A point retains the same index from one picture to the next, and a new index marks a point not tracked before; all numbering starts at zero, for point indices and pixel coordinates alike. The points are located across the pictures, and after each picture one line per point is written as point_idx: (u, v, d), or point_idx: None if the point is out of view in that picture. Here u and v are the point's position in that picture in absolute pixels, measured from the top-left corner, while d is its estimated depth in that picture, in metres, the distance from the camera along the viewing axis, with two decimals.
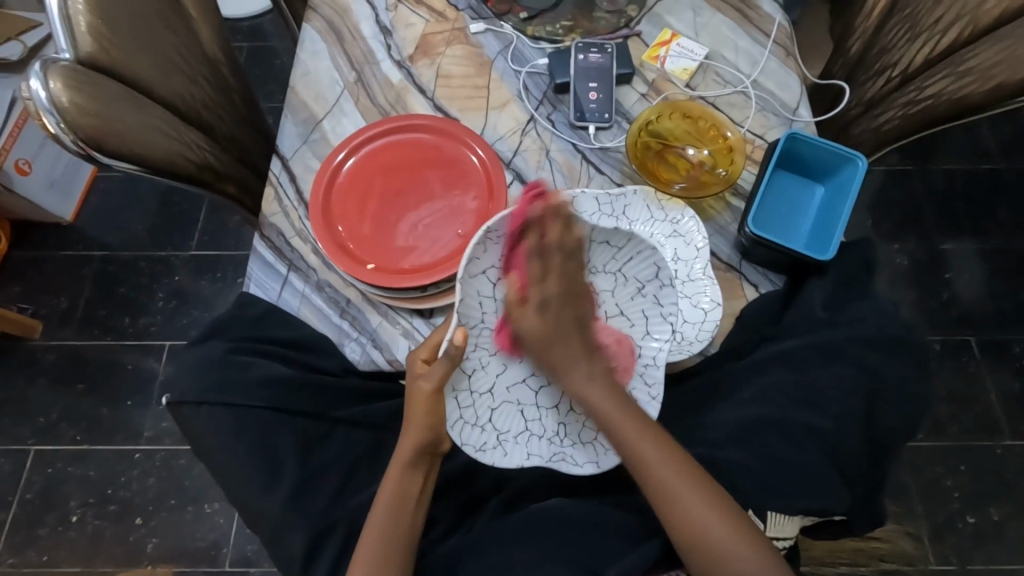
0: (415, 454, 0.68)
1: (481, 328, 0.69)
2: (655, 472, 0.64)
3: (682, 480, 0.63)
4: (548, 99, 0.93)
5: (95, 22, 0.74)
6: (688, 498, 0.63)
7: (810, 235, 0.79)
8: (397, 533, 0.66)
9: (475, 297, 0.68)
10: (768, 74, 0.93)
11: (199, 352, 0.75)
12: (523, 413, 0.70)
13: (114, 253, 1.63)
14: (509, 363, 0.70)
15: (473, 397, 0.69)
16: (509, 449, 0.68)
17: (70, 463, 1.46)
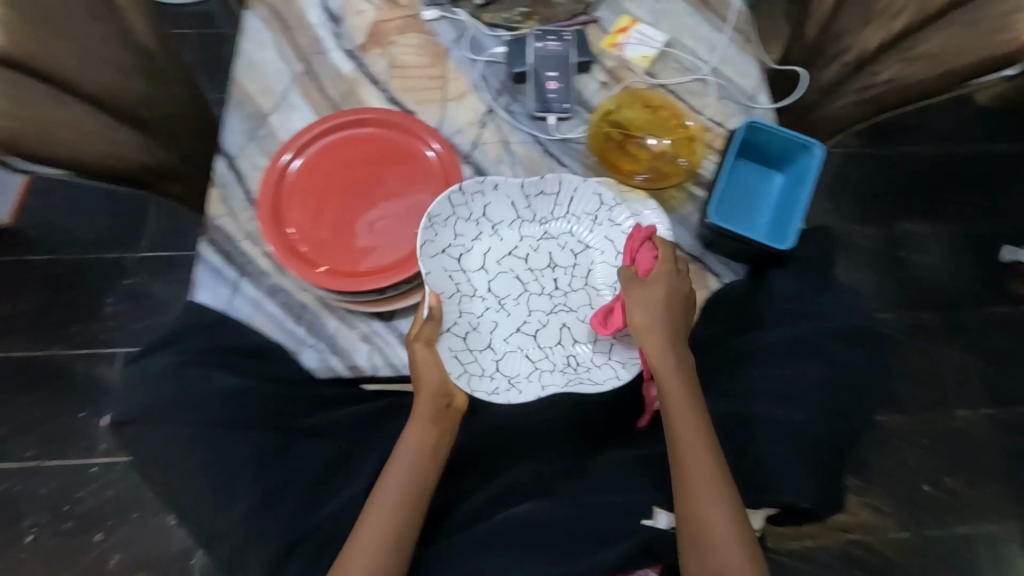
0: (429, 452, 0.70)
1: (459, 294, 0.75)
2: (698, 469, 0.65)
3: (719, 484, 0.65)
4: (506, 88, 0.90)
5: (10, 15, 0.67)
6: (705, 466, 0.66)
7: (770, 224, 0.79)
8: (400, 528, 0.65)
9: (443, 271, 0.75)
10: (727, 60, 0.92)
11: (145, 366, 0.70)
12: (528, 355, 0.75)
13: (59, 256, 1.53)
14: (498, 318, 0.76)
15: (473, 354, 0.74)
16: (523, 387, 0.73)
17: (21, 480, 1.38)
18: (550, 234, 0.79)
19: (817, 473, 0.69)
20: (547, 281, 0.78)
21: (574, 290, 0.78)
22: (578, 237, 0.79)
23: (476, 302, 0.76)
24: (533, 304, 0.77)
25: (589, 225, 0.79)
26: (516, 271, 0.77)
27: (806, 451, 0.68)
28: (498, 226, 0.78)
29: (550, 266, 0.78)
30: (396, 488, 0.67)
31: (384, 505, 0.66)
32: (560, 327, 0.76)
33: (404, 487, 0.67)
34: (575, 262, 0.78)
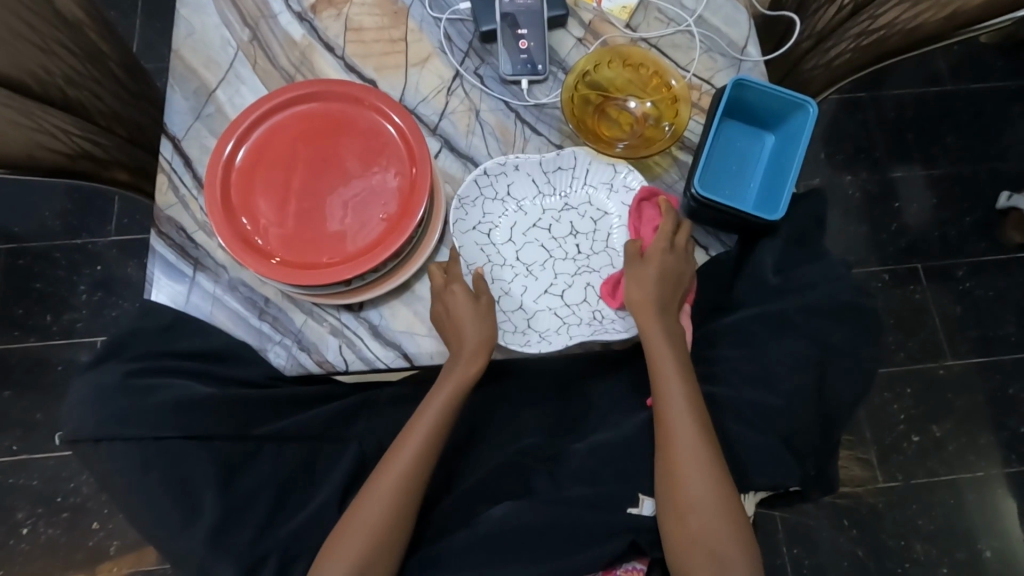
0: (431, 440, 0.66)
1: (489, 267, 0.72)
2: (677, 447, 0.63)
3: (702, 465, 0.62)
4: (474, 50, 0.82)
5: None
6: (696, 443, 0.63)
7: (758, 192, 0.74)
8: (394, 520, 0.63)
9: (476, 244, 0.72)
10: (714, 8, 0.84)
11: (95, 376, 0.67)
12: (558, 312, 0.71)
13: (23, 245, 1.44)
14: (527, 285, 0.72)
15: (505, 313, 0.71)
16: (553, 338, 0.69)
17: (10, 475, 1.35)
18: (571, 205, 0.75)
19: (803, 451, 0.67)
20: (571, 248, 0.74)
21: (597, 252, 0.74)
22: (597, 207, 0.75)
23: (506, 270, 0.73)
24: (559, 269, 0.73)
25: (606, 193, 0.75)
26: (541, 241, 0.74)
27: (791, 432, 0.66)
28: (523, 200, 0.74)
29: (573, 234, 0.74)
30: (392, 479, 0.64)
31: (378, 497, 0.64)
32: (586, 287, 0.72)
33: (404, 477, 0.64)
34: (596, 228, 0.74)
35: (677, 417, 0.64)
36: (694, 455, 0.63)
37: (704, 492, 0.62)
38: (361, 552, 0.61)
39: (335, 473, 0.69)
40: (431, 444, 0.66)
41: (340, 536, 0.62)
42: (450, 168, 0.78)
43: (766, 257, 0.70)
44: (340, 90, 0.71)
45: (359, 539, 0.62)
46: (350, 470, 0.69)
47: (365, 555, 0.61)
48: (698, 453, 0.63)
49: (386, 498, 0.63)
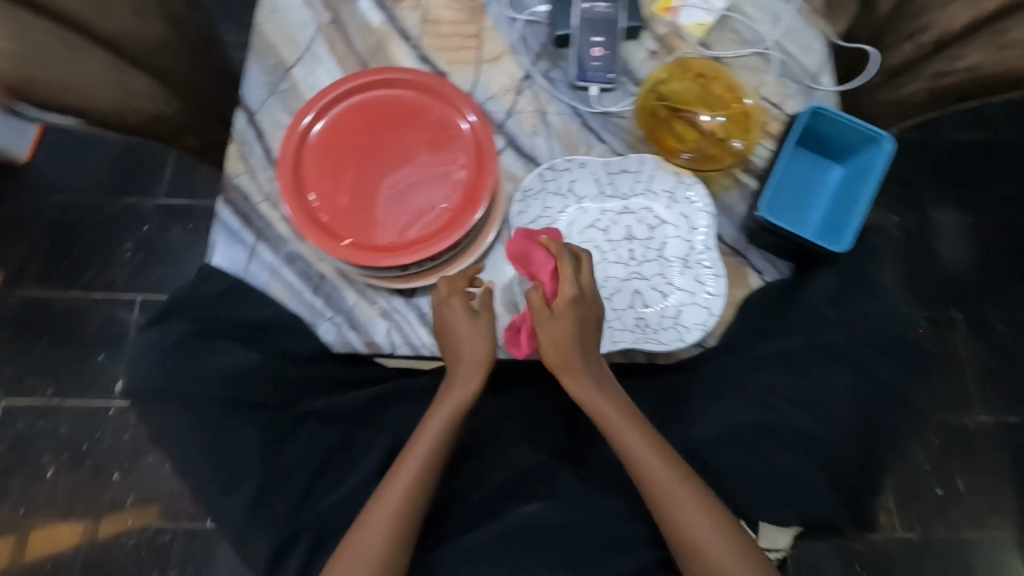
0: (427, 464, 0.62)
1: None
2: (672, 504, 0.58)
3: (703, 519, 0.58)
4: (546, 52, 0.83)
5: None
6: (690, 498, 0.59)
7: (823, 222, 0.73)
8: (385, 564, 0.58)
9: None
10: (790, 34, 0.84)
11: (153, 335, 0.67)
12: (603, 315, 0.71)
13: (77, 198, 1.48)
14: None
15: None
16: None
17: (40, 418, 1.38)
18: (630, 210, 0.75)
19: (850, 490, 0.64)
20: (625, 252, 0.73)
21: (649, 260, 0.73)
22: (656, 215, 0.74)
23: None
24: (609, 272, 0.73)
25: (666, 203, 0.74)
26: (596, 242, 0.74)
27: (839, 467, 0.63)
28: (583, 200, 0.75)
29: (628, 238, 0.74)
30: (388, 509, 0.60)
31: (363, 535, 0.59)
32: (633, 294, 0.71)
33: (393, 520, 0.59)
34: (651, 236, 0.74)
35: (662, 496, 0.59)
36: (700, 532, 0.57)
37: (727, 561, 0.56)
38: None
39: (368, 456, 0.69)
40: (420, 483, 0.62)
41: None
42: (513, 167, 0.79)
43: (823, 287, 0.69)
44: (418, 78, 0.73)
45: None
46: (385, 453, 0.69)
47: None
48: (701, 527, 0.57)
49: (376, 532, 0.59)
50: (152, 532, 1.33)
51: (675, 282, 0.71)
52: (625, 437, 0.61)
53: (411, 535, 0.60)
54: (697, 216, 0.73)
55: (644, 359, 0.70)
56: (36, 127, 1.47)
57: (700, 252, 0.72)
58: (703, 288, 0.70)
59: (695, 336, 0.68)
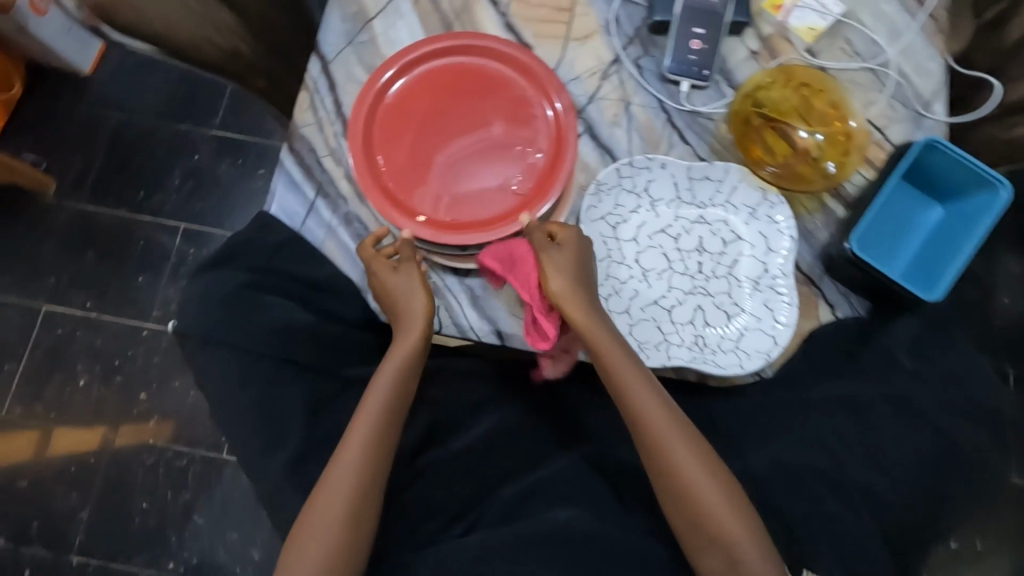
0: (381, 416, 0.61)
1: (607, 261, 0.70)
2: (662, 442, 0.59)
3: (691, 459, 0.58)
4: (639, 38, 0.77)
5: None
6: (676, 438, 0.59)
7: (912, 265, 0.69)
8: (365, 490, 0.58)
9: (600, 237, 0.70)
10: (906, 53, 0.77)
11: (207, 280, 0.66)
12: (661, 327, 0.67)
13: (134, 117, 1.46)
14: (638, 289, 0.69)
15: (610, 313, 0.68)
16: (651, 353, 0.66)
17: (79, 328, 1.37)
18: (705, 220, 0.71)
19: (908, 554, 0.60)
20: (693, 264, 0.70)
21: (718, 276, 0.69)
22: (731, 230, 0.70)
23: (622, 269, 0.70)
24: (674, 282, 0.69)
25: (744, 218, 0.70)
26: (664, 248, 0.70)
27: (900, 529, 0.59)
28: (657, 202, 0.71)
29: (699, 250, 0.70)
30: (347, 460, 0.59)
31: (339, 470, 0.59)
32: (695, 309, 0.68)
33: (352, 474, 0.59)
34: (723, 251, 0.70)
35: (653, 436, 0.59)
36: (690, 474, 0.58)
37: (716, 504, 0.56)
38: (337, 527, 0.57)
39: (407, 432, 0.69)
40: (378, 436, 0.61)
41: (302, 526, 0.57)
42: (588, 156, 0.74)
43: (900, 333, 0.66)
44: (505, 48, 0.69)
45: (328, 519, 0.57)
46: (423, 429, 0.69)
47: (344, 523, 0.57)
48: (692, 468, 0.58)
49: (349, 466, 0.59)
50: (172, 454, 1.32)
51: (742, 304, 0.68)
52: (621, 373, 0.61)
53: (373, 485, 0.59)
54: (774, 238, 0.69)
55: (695, 379, 0.67)
56: (99, 43, 1.45)
57: (774, 277, 0.68)
58: (772, 315, 0.66)
59: (755, 365, 0.64)
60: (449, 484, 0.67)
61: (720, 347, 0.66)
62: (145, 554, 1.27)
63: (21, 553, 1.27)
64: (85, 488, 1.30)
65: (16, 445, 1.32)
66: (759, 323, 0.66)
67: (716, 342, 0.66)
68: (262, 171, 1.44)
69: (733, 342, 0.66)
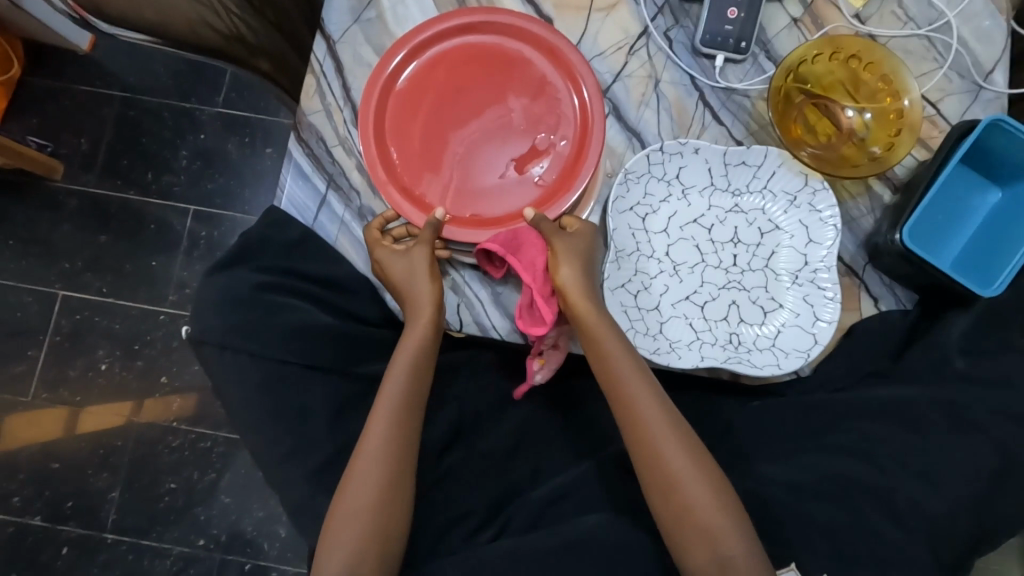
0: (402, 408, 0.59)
1: (636, 254, 0.65)
2: (658, 451, 0.56)
3: (689, 468, 0.55)
4: (670, 7, 0.71)
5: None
6: (674, 446, 0.56)
7: (965, 255, 0.64)
8: (395, 472, 0.57)
9: (628, 229, 0.65)
10: (966, 16, 0.70)
11: (222, 283, 0.63)
12: (693, 324, 0.64)
13: (136, 95, 1.42)
14: (669, 285, 0.65)
15: (640, 311, 0.64)
16: (683, 353, 0.62)
17: (96, 313, 1.37)
18: (740, 209, 0.66)
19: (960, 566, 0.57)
20: (727, 256, 0.66)
21: (753, 269, 0.65)
22: (767, 219, 0.66)
23: (651, 263, 0.65)
24: (706, 276, 0.65)
25: (783, 207, 0.66)
26: (697, 240, 0.66)
27: (953, 542, 0.57)
28: (689, 191, 0.66)
29: (733, 241, 0.66)
30: (371, 455, 0.57)
31: (367, 450, 0.58)
32: (730, 305, 0.64)
33: (380, 470, 0.57)
34: (760, 242, 0.66)
35: (640, 427, 0.57)
36: (673, 469, 0.55)
37: (700, 500, 0.54)
38: (370, 510, 0.56)
39: (431, 433, 0.67)
40: (399, 430, 0.59)
41: (336, 514, 0.56)
42: (613, 141, 0.69)
43: (956, 333, 0.61)
44: (529, 27, 0.64)
45: (359, 516, 0.55)
46: (447, 429, 0.67)
47: (373, 519, 0.55)
48: (675, 464, 0.55)
49: (376, 451, 0.58)
50: (195, 435, 1.33)
51: (780, 299, 0.64)
52: (613, 360, 0.58)
53: (401, 481, 0.58)
54: (815, 228, 0.64)
55: (728, 377, 0.64)
56: (88, 38, 1.38)
57: (817, 270, 0.64)
58: (813, 311, 0.63)
59: (796, 365, 0.61)
60: (476, 487, 0.66)
61: (755, 346, 0.63)
62: (175, 532, 1.30)
63: (57, 531, 1.31)
64: (115, 468, 1.32)
65: (45, 427, 1.34)
66: (796, 319, 0.63)
67: (751, 341, 0.63)
68: (269, 151, 1.40)
69: (771, 341, 0.63)
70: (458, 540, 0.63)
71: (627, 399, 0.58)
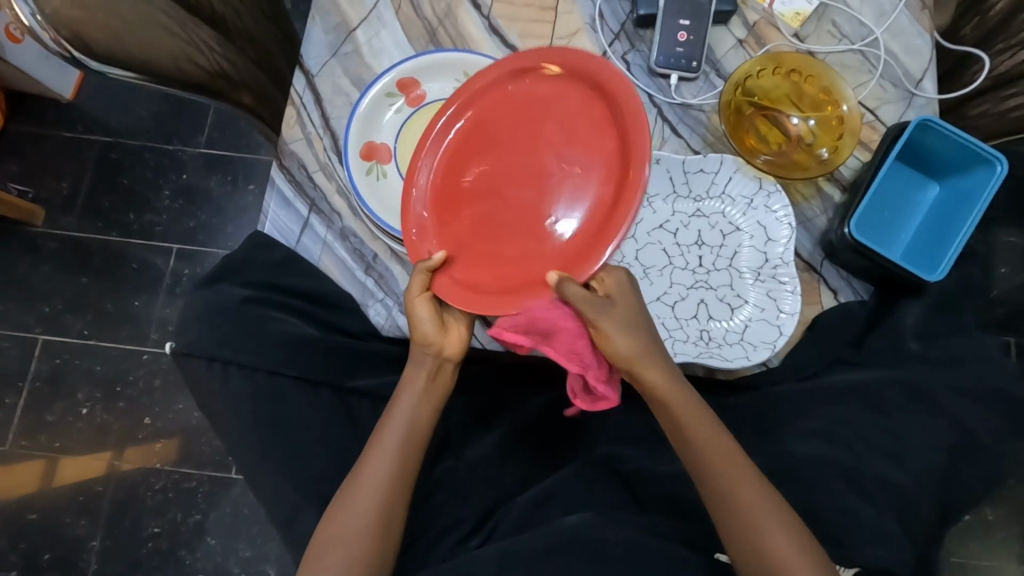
0: (410, 421, 0.60)
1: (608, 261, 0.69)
2: (746, 521, 0.53)
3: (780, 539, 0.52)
4: (625, 33, 0.77)
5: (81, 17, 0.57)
6: (769, 519, 0.53)
7: (908, 249, 0.70)
8: (393, 483, 0.58)
9: None
10: (895, 31, 0.77)
11: (209, 295, 0.66)
12: (665, 324, 0.67)
13: (119, 139, 1.45)
14: (640, 287, 0.68)
15: None
16: None
17: (77, 356, 1.36)
18: (703, 213, 0.70)
19: (927, 540, 0.60)
20: (693, 258, 0.70)
21: (719, 269, 0.69)
22: (728, 220, 0.70)
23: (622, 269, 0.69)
24: (675, 278, 0.69)
25: (742, 209, 0.70)
26: (664, 245, 0.70)
27: (916, 515, 0.59)
28: (653, 199, 0.71)
29: (698, 244, 0.70)
30: (376, 460, 0.58)
31: (374, 458, 0.58)
32: (698, 304, 0.68)
33: (381, 475, 0.57)
34: (723, 243, 0.70)
35: (736, 502, 0.54)
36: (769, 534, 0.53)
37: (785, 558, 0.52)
38: (362, 517, 0.56)
39: None
40: (409, 442, 0.59)
41: (331, 519, 0.56)
42: None
43: (910, 318, 0.65)
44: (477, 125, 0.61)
45: (355, 518, 0.56)
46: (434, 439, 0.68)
47: (370, 522, 0.56)
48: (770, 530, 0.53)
49: (379, 457, 0.58)
50: (180, 475, 1.31)
51: (744, 295, 0.68)
52: (702, 438, 0.56)
53: (404, 488, 0.58)
54: (773, 227, 0.68)
55: (703, 372, 0.67)
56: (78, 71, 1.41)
57: (776, 266, 0.68)
58: (776, 304, 0.66)
59: (761, 356, 0.64)
60: (464, 496, 0.66)
61: (723, 339, 0.66)
62: None
63: None
64: (95, 514, 1.29)
65: (24, 476, 1.31)
66: (761, 312, 0.67)
67: (719, 335, 0.66)
68: (252, 187, 1.43)
69: (739, 334, 0.66)
70: (446, 549, 0.63)
71: (723, 467, 0.55)
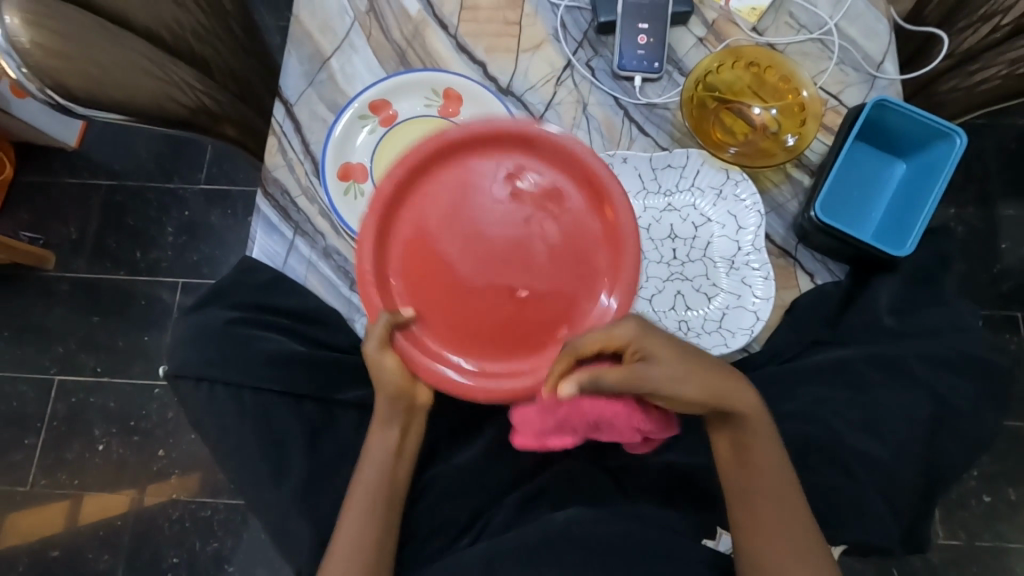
0: (390, 444, 0.61)
1: None
2: (762, 513, 0.56)
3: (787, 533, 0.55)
4: (588, 40, 0.79)
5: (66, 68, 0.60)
6: (782, 515, 0.56)
7: (879, 227, 0.70)
8: (383, 497, 0.61)
9: None
10: (852, 17, 0.78)
11: (198, 319, 0.69)
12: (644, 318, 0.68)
13: (122, 181, 1.50)
14: None
15: None
16: None
17: (91, 393, 1.39)
18: (674, 207, 0.72)
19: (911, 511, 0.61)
20: (668, 252, 0.71)
21: (693, 260, 0.70)
22: (699, 212, 0.71)
23: None
24: (651, 272, 0.70)
25: (711, 200, 0.71)
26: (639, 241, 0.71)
27: (896, 487, 0.60)
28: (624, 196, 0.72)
29: (672, 237, 0.71)
30: (367, 478, 0.60)
31: (365, 476, 0.61)
32: (676, 296, 0.69)
33: (371, 487, 0.60)
34: (696, 235, 0.71)
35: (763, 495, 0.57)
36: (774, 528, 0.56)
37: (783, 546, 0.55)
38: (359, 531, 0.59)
39: None
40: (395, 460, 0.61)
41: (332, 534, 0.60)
42: None
43: (884, 295, 0.66)
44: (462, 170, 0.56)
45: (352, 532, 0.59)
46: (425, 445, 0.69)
47: (366, 535, 0.59)
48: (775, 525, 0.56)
49: (369, 476, 0.60)
50: (195, 505, 1.33)
51: (719, 283, 0.69)
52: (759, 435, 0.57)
53: (395, 500, 0.61)
54: (743, 215, 0.70)
55: None
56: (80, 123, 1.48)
57: (748, 253, 0.69)
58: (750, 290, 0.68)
59: (740, 340, 0.65)
60: (456, 499, 0.67)
61: (702, 328, 0.67)
62: None
63: None
64: (116, 547, 1.32)
65: (46, 514, 1.34)
66: (737, 298, 0.68)
67: (698, 324, 0.67)
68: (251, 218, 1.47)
69: (717, 322, 0.67)
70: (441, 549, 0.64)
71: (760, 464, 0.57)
